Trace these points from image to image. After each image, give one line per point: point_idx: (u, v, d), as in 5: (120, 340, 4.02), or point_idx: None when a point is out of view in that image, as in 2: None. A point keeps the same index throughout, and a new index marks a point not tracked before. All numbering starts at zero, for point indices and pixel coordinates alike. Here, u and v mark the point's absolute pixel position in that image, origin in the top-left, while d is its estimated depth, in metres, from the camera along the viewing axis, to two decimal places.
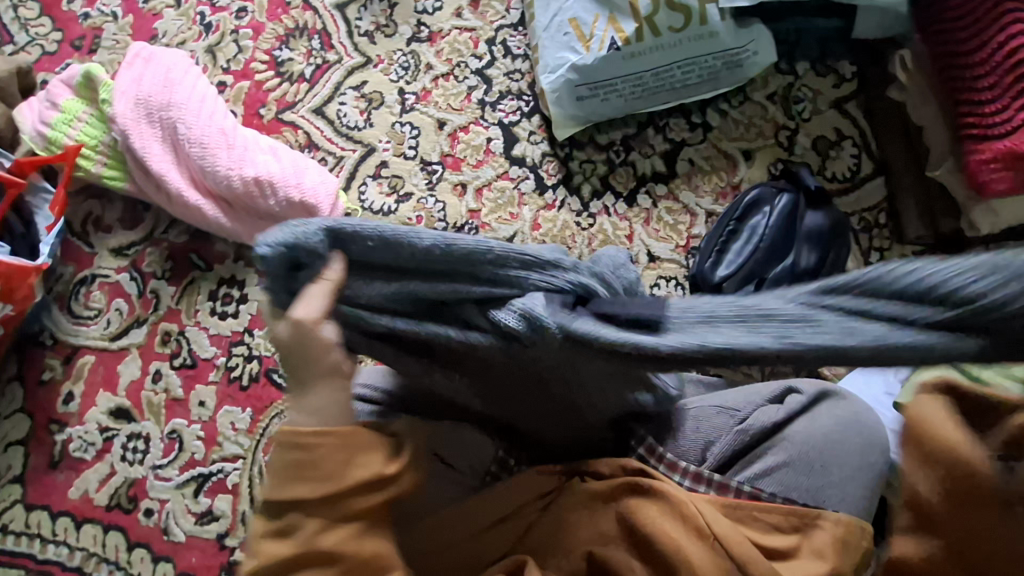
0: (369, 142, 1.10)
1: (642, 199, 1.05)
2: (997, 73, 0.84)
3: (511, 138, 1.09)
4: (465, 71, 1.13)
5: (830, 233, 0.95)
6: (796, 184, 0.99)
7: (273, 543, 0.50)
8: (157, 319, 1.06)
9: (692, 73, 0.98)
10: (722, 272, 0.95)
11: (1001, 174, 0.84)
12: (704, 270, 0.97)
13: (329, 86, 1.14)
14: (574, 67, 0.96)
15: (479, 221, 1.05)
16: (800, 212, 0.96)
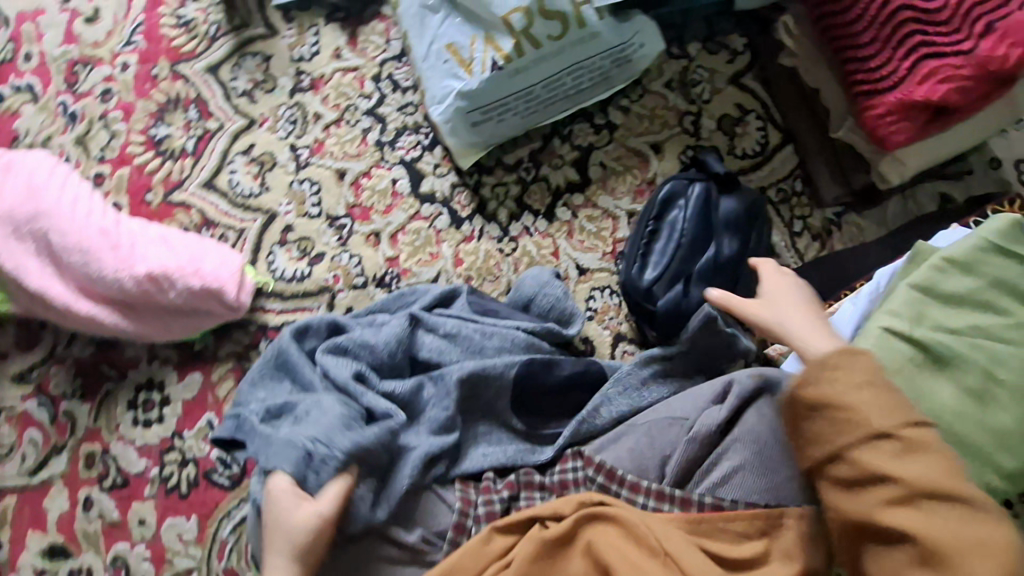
0: (269, 208, 1.04)
1: (561, 212, 1.02)
2: (876, 27, 0.84)
3: (416, 176, 1.04)
4: (356, 114, 1.07)
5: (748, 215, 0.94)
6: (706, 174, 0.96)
7: None
8: (77, 442, 0.97)
9: (583, 77, 0.95)
10: (651, 276, 0.93)
11: (898, 126, 0.84)
12: (635, 278, 0.93)
13: (215, 156, 1.06)
14: (461, 94, 0.91)
15: (399, 268, 1.00)
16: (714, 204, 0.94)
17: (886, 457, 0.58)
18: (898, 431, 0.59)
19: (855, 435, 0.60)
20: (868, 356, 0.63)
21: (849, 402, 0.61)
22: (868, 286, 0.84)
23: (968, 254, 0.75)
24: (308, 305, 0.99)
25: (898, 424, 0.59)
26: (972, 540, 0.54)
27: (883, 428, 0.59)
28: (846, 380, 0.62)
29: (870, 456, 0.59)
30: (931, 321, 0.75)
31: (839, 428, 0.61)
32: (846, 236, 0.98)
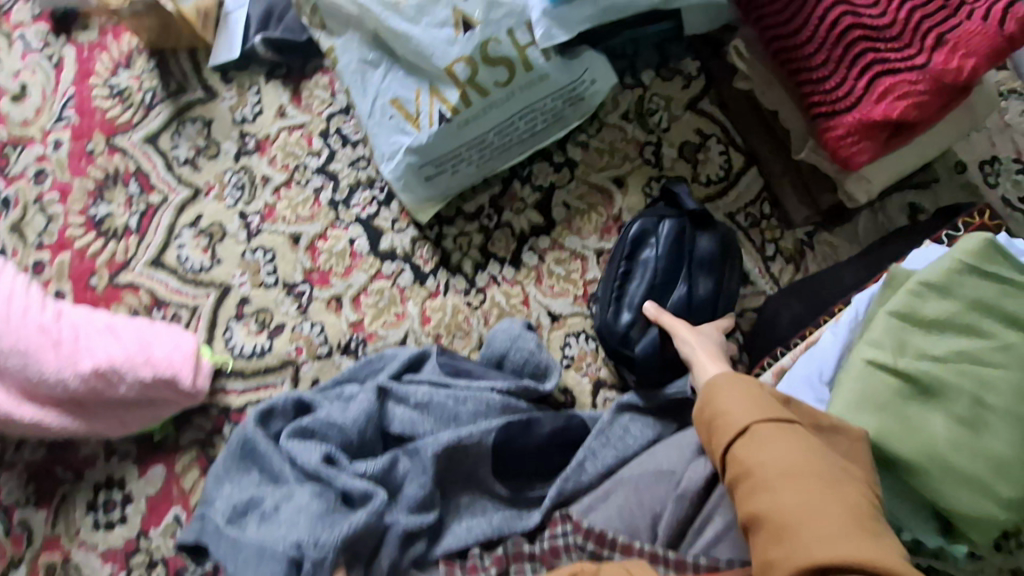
0: (222, 281, 0.98)
1: (528, 257, 0.98)
2: (829, 47, 0.82)
3: (375, 233, 1.00)
4: (306, 174, 1.03)
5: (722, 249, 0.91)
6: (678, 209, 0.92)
7: None
8: (33, 554, 0.90)
9: (535, 120, 0.92)
10: (630, 320, 0.90)
11: (860, 146, 0.81)
12: (614, 322, 0.90)
13: (161, 232, 1.01)
14: (410, 149, 0.87)
15: (364, 332, 0.95)
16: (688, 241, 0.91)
17: (747, 450, 0.61)
18: (757, 427, 0.62)
19: (723, 436, 0.63)
20: (744, 375, 0.68)
21: (720, 409, 0.65)
22: (847, 312, 0.82)
23: (943, 277, 0.73)
24: (272, 380, 0.94)
25: (756, 420, 0.62)
26: (814, 512, 0.54)
27: (746, 426, 0.62)
28: (721, 394, 0.67)
29: (739, 451, 0.61)
30: (913, 350, 0.72)
31: (712, 434, 0.65)
32: (820, 256, 0.96)
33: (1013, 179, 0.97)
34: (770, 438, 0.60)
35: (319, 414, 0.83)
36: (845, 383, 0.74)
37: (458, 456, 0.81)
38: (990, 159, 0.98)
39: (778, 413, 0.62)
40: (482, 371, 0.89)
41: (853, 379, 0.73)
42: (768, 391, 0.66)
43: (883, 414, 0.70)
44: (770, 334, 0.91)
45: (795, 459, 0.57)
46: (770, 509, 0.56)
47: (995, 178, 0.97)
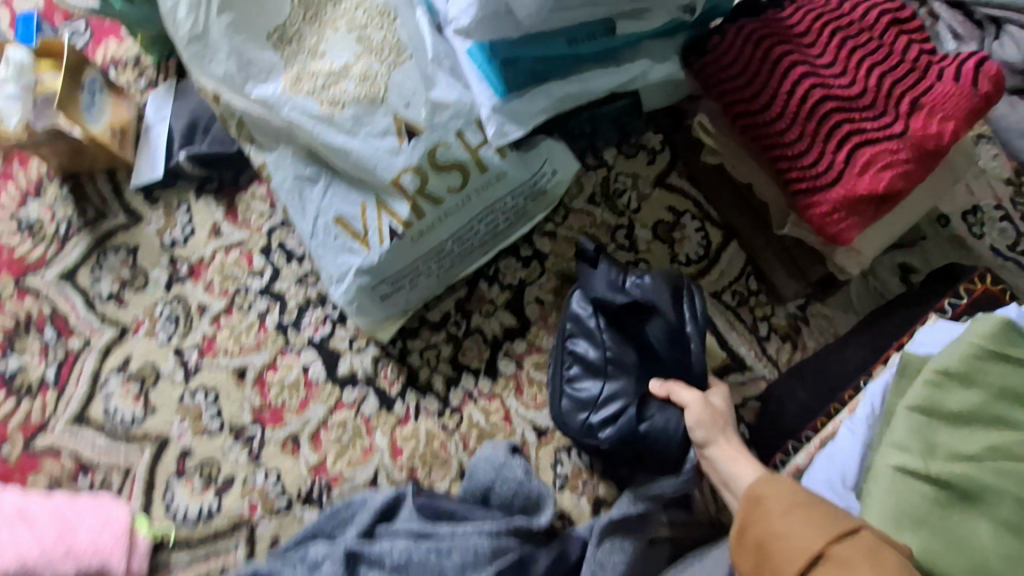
0: (159, 432, 0.86)
1: (504, 365, 0.89)
2: (799, 121, 0.77)
3: (331, 357, 0.89)
4: (249, 297, 0.92)
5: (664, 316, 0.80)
6: (602, 269, 0.84)
7: None
8: None
9: (497, 220, 0.84)
10: (583, 407, 0.80)
11: (847, 222, 0.76)
12: (568, 413, 0.81)
13: (84, 381, 0.89)
14: (361, 270, 0.78)
15: (327, 475, 0.83)
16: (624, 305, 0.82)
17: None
18: (827, 549, 0.48)
19: (791, 563, 0.49)
20: (786, 481, 0.57)
21: (770, 530, 0.52)
22: (863, 402, 0.73)
23: (966, 364, 0.66)
24: (223, 546, 0.81)
25: (825, 539, 0.48)
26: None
27: (814, 549, 0.48)
28: (768, 510, 0.54)
29: None
30: (944, 451, 0.64)
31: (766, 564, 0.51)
32: (816, 330, 0.90)
33: (996, 227, 0.94)
34: (850, 561, 0.46)
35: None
36: (875, 494, 0.64)
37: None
38: (970, 208, 0.95)
39: (844, 523, 0.50)
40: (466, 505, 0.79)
41: (883, 491, 0.64)
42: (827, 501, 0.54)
43: (925, 529, 0.61)
44: (781, 425, 0.81)
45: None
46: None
47: (979, 228, 0.94)
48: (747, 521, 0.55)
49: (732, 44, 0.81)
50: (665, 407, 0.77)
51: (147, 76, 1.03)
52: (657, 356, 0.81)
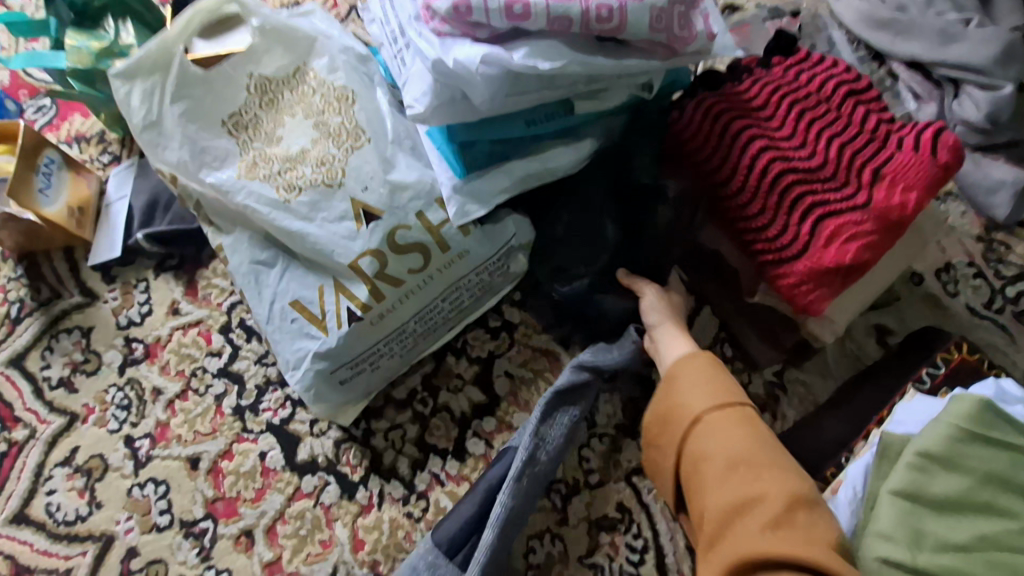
0: (103, 530, 0.81)
1: (473, 445, 0.85)
2: (761, 193, 0.77)
3: (290, 442, 0.85)
4: (206, 378, 0.89)
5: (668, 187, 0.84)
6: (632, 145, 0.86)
7: None
8: None
9: (462, 296, 0.83)
10: (561, 265, 0.85)
11: (815, 293, 0.75)
12: (543, 262, 0.88)
13: (26, 475, 0.84)
14: (318, 355, 0.75)
15: (283, 573, 0.78)
16: (631, 193, 0.85)
17: (698, 441, 0.65)
18: (703, 415, 0.66)
19: (680, 425, 0.67)
20: (700, 360, 0.71)
21: (675, 400, 0.69)
22: (844, 485, 0.70)
23: (944, 446, 0.63)
24: None
25: (704, 408, 0.66)
26: (753, 501, 0.57)
27: (694, 414, 0.67)
28: (680, 384, 0.70)
29: (693, 438, 0.66)
30: (934, 541, 0.59)
31: (670, 424, 0.69)
32: (795, 399, 0.86)
33: (971, 285, 0.92)
34: (714, 424, 0.65)
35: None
36: None
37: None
38: (943, 266, 0.93)
39: (732, 399, 0.67)
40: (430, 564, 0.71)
41: None
42: (728, 372, 0.70)
43: None
44: None
45: (740, 443, 0.62)
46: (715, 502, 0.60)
47: (953, 287, 0.92)
48: (670, 390, 0.70)
49: (687, 119, 0.81)
50: (626, 299, 0.86)
51: (111, 151, 1.02)
52: (642, 239, 0.85)
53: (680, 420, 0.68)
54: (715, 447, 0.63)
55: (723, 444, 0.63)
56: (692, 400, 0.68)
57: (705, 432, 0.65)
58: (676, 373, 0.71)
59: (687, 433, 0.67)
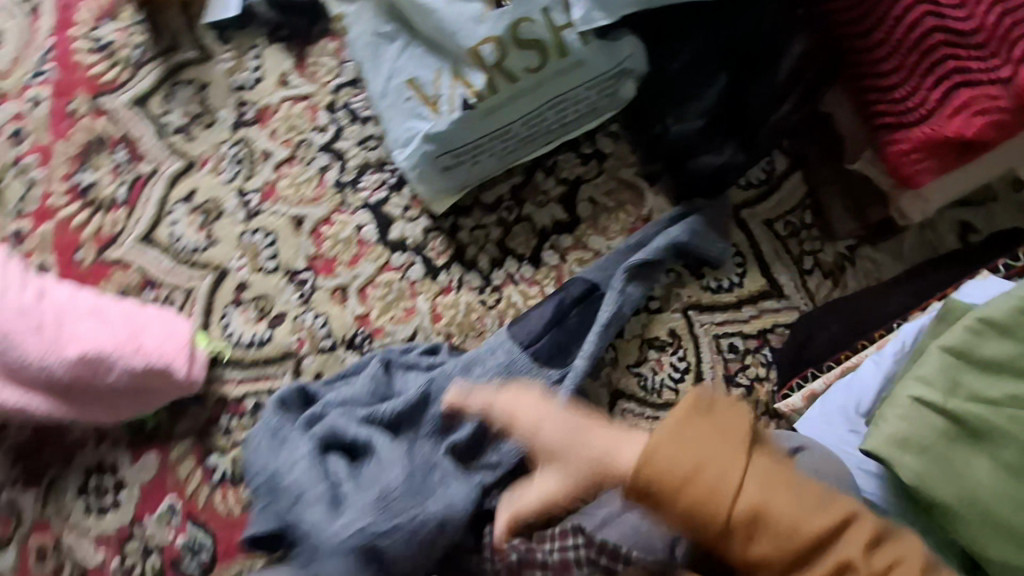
0: (219, 263, 0.92)
1: (548, 256, 0.92)
2: (899, 52, 0.73)
3: (384, 222, 0.92)
4: (311, 151, 0.94)
5: (795, 44, 0.79)
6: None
7: None
8: (25, 533, 0.89)
9: (568, 110, 0.83)
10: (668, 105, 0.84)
11: (923, 164, 0.75)
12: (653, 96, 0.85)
13: (152, 204, 0.94)
14: (427, 136, 0.79)
15: (370, 327, 0.90)
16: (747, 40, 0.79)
17: (765, 538, 0.51)
18: (733, 507, 0.50)
19: (715, 525, 0.51)
20: (690, 424, 0.53)
21: (704, 488, 0.51)
22: (894, 339, 0.77)
23: (1009, 316, 0.68)
24: (271, 372, 0.89)
25: (744, 498, 0.50)
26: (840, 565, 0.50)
27: (719, 507, 0.50)
28: (694, 467, 0.51)
29: (757, 542, 0.51)
30: (966, 391, 0.68)
31: (710, 525, 0.51)
32: (861, 274, 0.89)
33: None
34: (769, 508, 0.50)
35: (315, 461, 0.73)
36: (888, 416, 0.68)
37: (527, 455, 0.78)
38: None
39: (740, 476, 0.51)
40: (506, 348, 0.82)
41: (898, 415, 0.68)
42: (723, 439, 0.52)
43: (926, 456, 0.66)
44: (804, 353, 0.84)
45: (797, 530, 0.50)
46: (771, 555, 0.51)
47: None
48: (667, 487, 0.52)
49: None
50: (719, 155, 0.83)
51: None
52: (748, 93, 0.81)
53: (681, 509, 0.51)
54: (706, 533, 0.51)
55: (738, 533, 0.51)
56: (680, 467, 0.51)
57: (752, 528, 0.50)
58: (690, 433, 0.53)
59: (727, 527, 0.51)
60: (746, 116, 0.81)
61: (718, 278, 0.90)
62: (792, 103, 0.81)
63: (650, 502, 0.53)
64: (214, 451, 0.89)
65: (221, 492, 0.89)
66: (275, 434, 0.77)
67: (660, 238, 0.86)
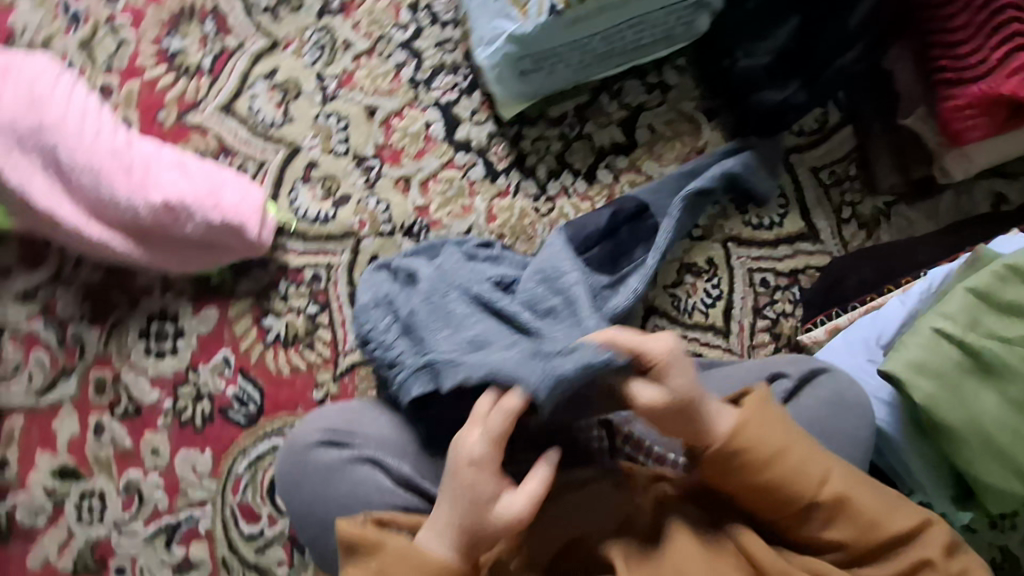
0: (293, 140, 0.97)
1: (603, 174, 0.97)
2: (970, 9, 0.77)
3: (452, 122, 0.97)
4: (390, 46, 0.98)
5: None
6: None
7: None
8: (87, 367, 0.96)
9: (644, 33, 0.88)
10: (741, 41, 0.88)
11: (975, 121, 0.79)
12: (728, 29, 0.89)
13: (235, 78, 0.98)
14: (511, 38, 0.82)
15: (429, 218, 0.96)
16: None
17: (825, 506, 0.63)
18: (807, 476, 0.63)
19: (790, 489, 0.63)
20: (767, 410, 0.65)
21: (783, 458, 0.63)
22: (921, 281, 0.83)
23: None
24: (332, 248, 0.95)
25: (817, 473, 0.63)
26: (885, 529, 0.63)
27: (795, 476, 0.63)
28: (772, 445, 0.63)
29: (817, 508, 0.63)
30: (985, 329, 0.73)
31: (777, 491, 0.63)
32: (894, 228, 0.95)
33: None
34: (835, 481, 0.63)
35: (465, 334, 0.72)
36: (909, 344, 0.74)
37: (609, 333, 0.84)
38: None
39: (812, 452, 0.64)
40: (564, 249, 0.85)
41: (918, 343, 0.74)
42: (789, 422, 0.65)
43: (940, 382, 0.72)
44: (833, 292, 0.91)
45: (857, 495, 0.64)
46: (834, 542, 0.63)
47: None
48: (759, 466, 0.62)
49: None
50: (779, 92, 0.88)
51: None
52: (819, 39, 0.85)
53: (747, 486, 0.63)
54: (763, 502, 0.64)
55: (797, 500, 0.63)
56: (766, 448, 0.63)
57: (818, 491, 0.63)
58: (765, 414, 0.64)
59: (794, 491, 0.63)
60: (813, 57, 0.86)
61: (760, 215, 0.95)
62: (857, 51, 0.85)
63: (727, 468, 0.63)
64: (271, 314, 0.96)
65: (273, 352, 0.95)
66: (393, 311, 0.77)
67: (716, 168, 0.91)
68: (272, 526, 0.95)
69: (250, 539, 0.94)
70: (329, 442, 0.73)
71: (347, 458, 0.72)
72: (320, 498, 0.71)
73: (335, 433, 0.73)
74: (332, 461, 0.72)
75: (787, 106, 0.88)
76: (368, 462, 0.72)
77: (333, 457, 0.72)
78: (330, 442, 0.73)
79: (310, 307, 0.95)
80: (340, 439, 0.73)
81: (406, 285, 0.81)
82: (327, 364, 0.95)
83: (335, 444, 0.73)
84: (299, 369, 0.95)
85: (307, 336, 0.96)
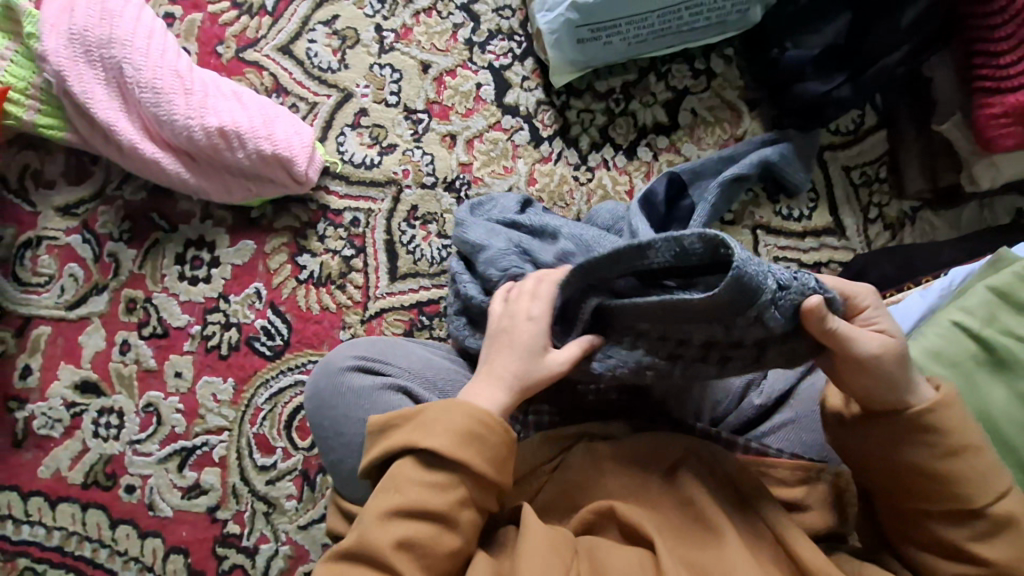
0: (346, 86, 0.99)
1: (643, 151, 1.00)
2: (1015, 21, 0.81)
3: (502, 85, 1.00)
4: (450, 7, 1.01)
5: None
6: None
7: (429, 491, 0.55)
8: (119, 285, 0.98)
9: (700, 15, 0.91)
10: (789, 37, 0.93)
11: (1009, 130, 0.83)
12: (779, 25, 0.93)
13: (296, 20, 1.01)
14: (574, 5, 0.87)
15: (471, 175, 0.98)
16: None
17: (985, 521, 0.56)
18: (980, 479, 0.56)
19: (953, 482, 0.56)
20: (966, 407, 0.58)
21: (964, 453, 0.56)
22: (942, 280, 0.86)
23: None
24: (373, 194, 0.98)
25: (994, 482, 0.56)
26: None
27: (966, 473, 0.56)
28: (957, 436, 0.56)
29: (974, 519, 0.56)
30: (1000, 327, 0.76)
31: (939, 483, 0.56)
32: (917, 232, 0.98)
33: None
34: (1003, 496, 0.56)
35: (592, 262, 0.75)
36: (928, 334, 0.77)
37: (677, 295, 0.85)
38: None
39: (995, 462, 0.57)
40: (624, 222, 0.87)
41: (936, 333, 0.77)
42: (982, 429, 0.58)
43: (955, 371, 0.74)
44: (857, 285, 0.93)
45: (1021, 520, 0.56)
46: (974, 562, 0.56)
47: None
48: (943, 451, 0.56)
49: None
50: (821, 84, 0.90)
51: None
52: (866, 38, 0.88)
53: (903, 463, 0.57)
54: (913, 486, 0.57)
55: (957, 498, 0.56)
56: (949, 436, 0.56)
57: (984, 501, 0.56)
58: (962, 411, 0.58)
59: (958, 488, 0.56)
60: (861, 53, 0.89)
61: (790, 206, 0.98)
62: (903, 53, 0.88)
63: (892, 434, 0.57)
64: (307, 252, 0.97)
65: (305, 289, 0.97)
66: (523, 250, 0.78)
67: (755, 155, 0.94)
68: (286, 460, 0.95)
69: (263, 469, 0.95)
70: (364, 367, 0.73)
71: (381, 383, 0.72)
72: (348, 420, 0.71)
73: (370, 360, 0.74)
74: (364, 386, 0.72)
75: (827, 101, 0.91)
76: (400, 390, 0.72)
77: (367, 382, 0.72)
78: (365, 368, 0.73)
79: (346, 249, 0.97)
80: (376, 366, 0.73)
81: (537, 237, 0.79)
82: (355, 307, 0.97)
83: (370, 369, 0.73)
84: (328, 308, 0.97)
85: (340, 278, 0.97)
